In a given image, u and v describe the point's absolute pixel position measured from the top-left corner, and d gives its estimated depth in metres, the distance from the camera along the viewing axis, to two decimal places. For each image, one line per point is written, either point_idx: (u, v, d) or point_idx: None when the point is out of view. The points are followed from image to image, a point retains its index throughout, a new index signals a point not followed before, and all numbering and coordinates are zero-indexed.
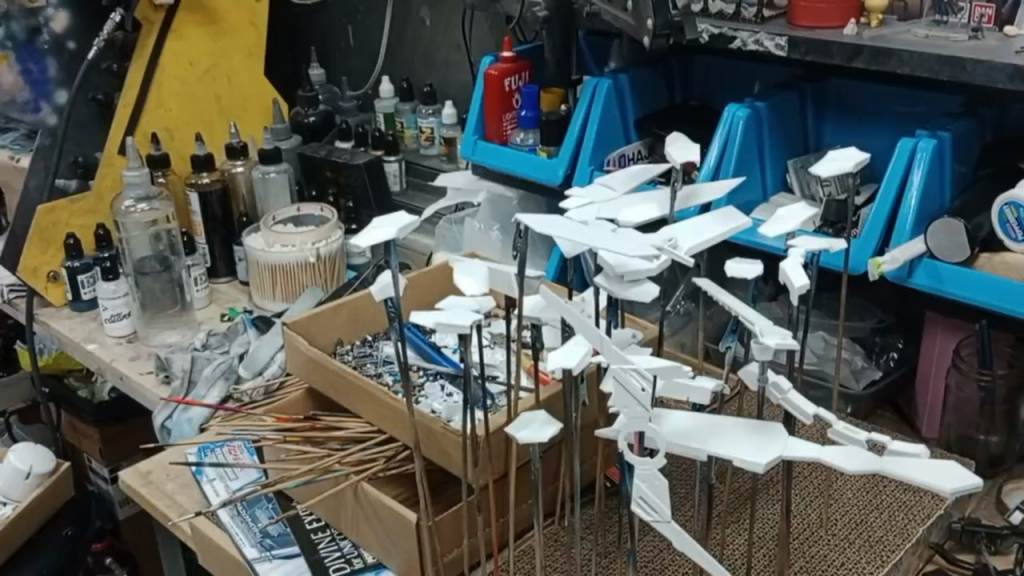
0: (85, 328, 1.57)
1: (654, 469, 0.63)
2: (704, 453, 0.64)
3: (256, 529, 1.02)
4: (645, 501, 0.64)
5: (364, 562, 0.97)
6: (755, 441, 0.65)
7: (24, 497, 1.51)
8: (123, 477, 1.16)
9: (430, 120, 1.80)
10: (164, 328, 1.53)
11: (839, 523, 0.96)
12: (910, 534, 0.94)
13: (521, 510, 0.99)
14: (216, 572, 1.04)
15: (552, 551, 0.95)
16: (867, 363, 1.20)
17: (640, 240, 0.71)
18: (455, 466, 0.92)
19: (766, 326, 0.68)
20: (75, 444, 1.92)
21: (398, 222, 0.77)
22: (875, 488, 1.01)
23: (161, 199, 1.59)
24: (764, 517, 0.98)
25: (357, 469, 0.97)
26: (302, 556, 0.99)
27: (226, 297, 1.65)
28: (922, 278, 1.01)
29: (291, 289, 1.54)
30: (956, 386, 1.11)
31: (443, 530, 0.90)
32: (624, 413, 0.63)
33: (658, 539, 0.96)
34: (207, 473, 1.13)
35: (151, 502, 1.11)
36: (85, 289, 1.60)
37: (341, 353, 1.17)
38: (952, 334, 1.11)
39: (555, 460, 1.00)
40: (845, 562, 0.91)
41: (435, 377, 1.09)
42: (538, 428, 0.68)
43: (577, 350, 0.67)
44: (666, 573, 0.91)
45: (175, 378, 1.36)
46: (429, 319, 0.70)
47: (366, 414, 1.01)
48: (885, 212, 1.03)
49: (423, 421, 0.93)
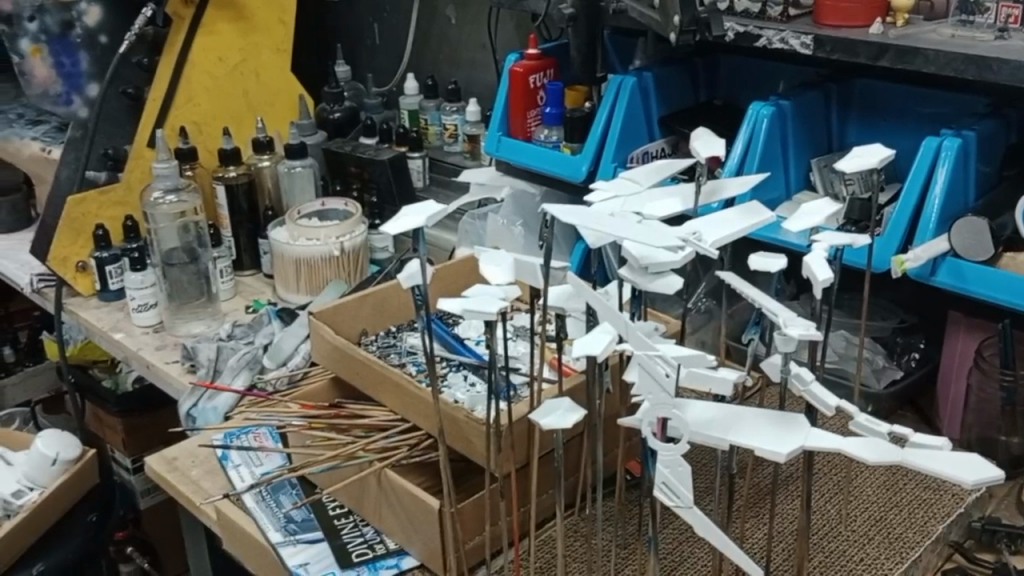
0: (113, 318, 1.59)
1: (676, 455, 0.65)
2: (727, 442, 0.65)
3: (280, 514, 1.03)
4: (667, 486, 0.65)
5: (386, 548, 0.98)
6: (777, 430, 0.66)
7: (50, 483, 1.53)
8: (150, 463, 1.17)
9: (454, 118, 1.82)
10: (190, 318, 1.55)
11: (859, 520, 0.96)
12: (930, 531, 0.94)
13: (543, 499, 1.01)
14: (240, 557, 1.05)
15: (572, 541, 0.97)
16: (889, 363, 1.20)
17: (665, 232, 0.73)
18: (478, 455, 0.93)
19: (789, 317, 0.70)
20: (98, 434, 1.96)
21: (425, 210, 0.78)
22: (895, 485, 1.01)
23: (190, 191, 1.61)
24: (784, 512, 0.98)
25: (381, 457, 0.99)
26: (325, 542, 0.99)
27: (251, 290, 1.67)
28: (944, 276, 1.01)
29: (315, 282, 1.55)
30: (977, 386, 1.11)
31: (464, 516, 0.92)
32: (648, 399, 0.65)
33: (679, 530, 0.96)
34: (233, 459, 1.14)
35: (174, 485, 1.12)
36: (113, 280, 1.63)
37: (366, 343, 1.19)
38: (973, 335, 1.12)
39: (578, 453, 1.01)
40: (865, 558, 0.91)
41: (458, 367, 1.10)
42: (561, 414, 0.69)
43: (600, 338, 0.67)
44: (685, 564, 0.92)
45: (201, 367, 1.39)
46: (456, 305, 0.72)
47: (390, 402, 1.02)
48: (908, 210, 1.03)
49: (447, 410, 0.94)
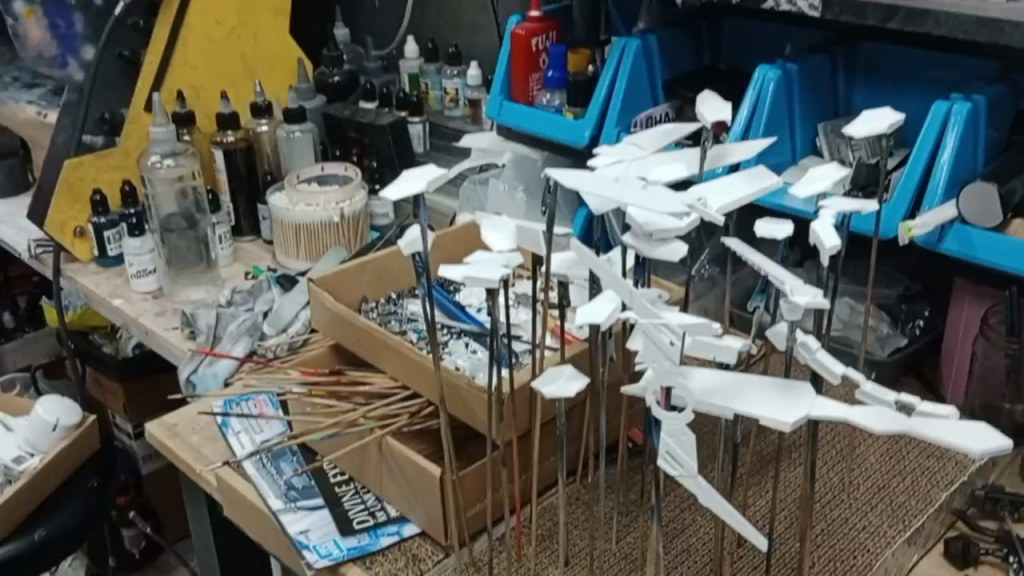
0: (112, 284, 1.58)
1: (681, 424, 0.64)
2: (732, 412, 0.64)
3: (280, 481, 1.02)
4: (672, 456, 0.65)
5: (387, 516, 0.98)
6: (782, 398, 0.65)
7: (52, 449, 1.53)
8: (150, 429, 1.17)
9: (455, 81, 1.80)
10: (190, 284, 1.54)
11: (862, 488, 0.96)
12: (933, 499, 0.94)
13: (544, 467, 1.00)
14: (240, 523, 1.05)
15: (574, 509, 0.96)
16: (893, 330, 1.19)
17: (670, 197, 0.71)
18: (479, 423, 0.93)
19: (796, 285, 0.69)
20: (99, 399, 1.97)
21: (426, 175, 0.77)
22: (898, 453, 1.00)
23: (187, 155, 1.59)
24: (787, 481, 0.97)
25: (381, 424, 0.98)
26: (326, 509, 0.99)
27: (250, 256, 1.64)
28: (951, 243, 1.00)
29: (314, 248, 1.54)
30: (983, 354, 1.10)
31: (466, 484, 0.91)
32: (653, 366, 0.64)
33: (681, 498, 0.96)
34: (234, 426, 1.12)
35: (175, 452, 1.12)
36: (110, 246, 1.61)
37: (367, 309, 1.17)
38: (979, 303, 1.11)
39: (580, 421, 1.00)
40: (867, 525, 0.91)
41: (460, 335, 1.10)
42: (565, 383, 0.68)
43: (604, 306, 0.67)
44: (687, 532, 0.92)
45: (200, 333, 1.38)
46: (458, 272, 0.72)
47: (391, 370, 1.02)
48: (916, 176, 1.02)
49: (449, 377, 0.94)
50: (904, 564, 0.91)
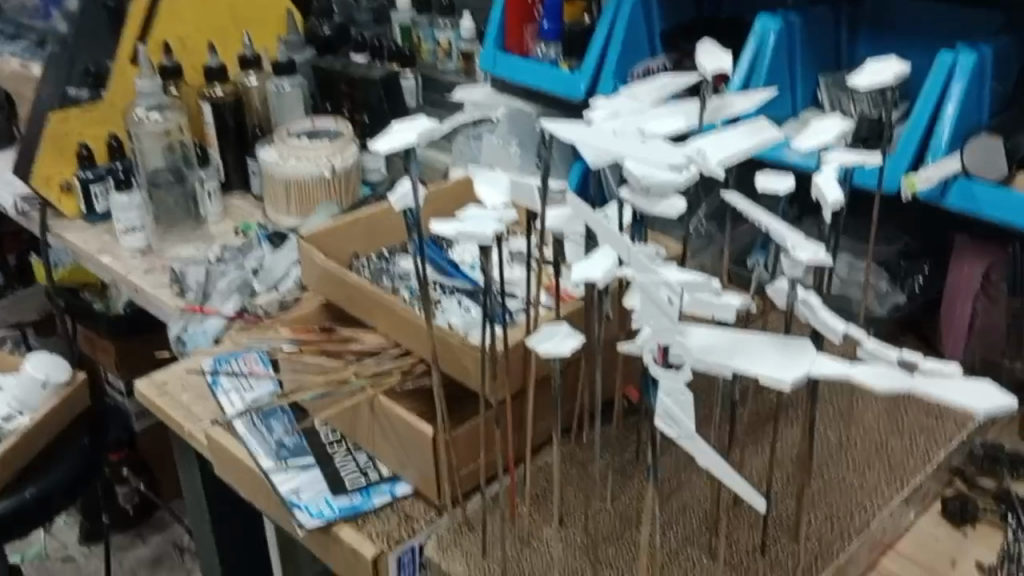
0: (100, 240, 1.55)
1: (679, 383, 0.63)
2: (731, 369, 0.63)
3: (271, 440, 1.01)
4: (669, 414, 0.64)
5: (379, 475, 0.96)
6: (782, 356, 0.63)
7: (42, 407, 1.52)
8: (139, 386, 1.15)
9: (448, 34, 1.75)
10: (178, 242, 1.52)
11: (859, 447, 0.94)
12: (931, 458, 0.93)
13: (539, 426, 0.99)
14: (231, 482, 1.03)
15: (568, 468, 0.95)
16: (892, 287, 1.17)
17: (668, 150, 0.69)
18: (472, 381, 0.91)
19: (798, 241, 0.67)
20: (91, 356, 1.95)
21: (416, 127, 0.74)
22: (896, 411, 0.99)
23: (174, 109, 1.55)
24: (785, 439, 0.96)
25: (373, 383, 0.97)
26: (318, 468, 0.97)
27: (239, 211, 1.62)
28: (954, 199, 0.98)
29: (305, 203, 1.51)
30: (984, 312, 1.10)
31: (458, 444, 0.90)
32: (651, 324, 0.63)
33: (677, 456, 0.95)
34: (223, 384, 1.10)
35: (165, 411, 1.10)
36: (98, 202, 1.58)
37: (358, 266, 1.15)
38: (981, 259, 1.08)
39: (575, 379, 0.98)
40: (865, 485, 0.90)
41: (453, 293, 1.08)
42: (560, 340, 0.67)
43: (602, 264, 0.66)
44: (683, 491, 0.90)
45: (190, 290, 1.36)
46: (450, 228, 0.70)
47: (382, 327, 1.00)
48: (920, 130, 1.00)
49: (441, 335, 0.92)
50: (902, 523, 0.90)
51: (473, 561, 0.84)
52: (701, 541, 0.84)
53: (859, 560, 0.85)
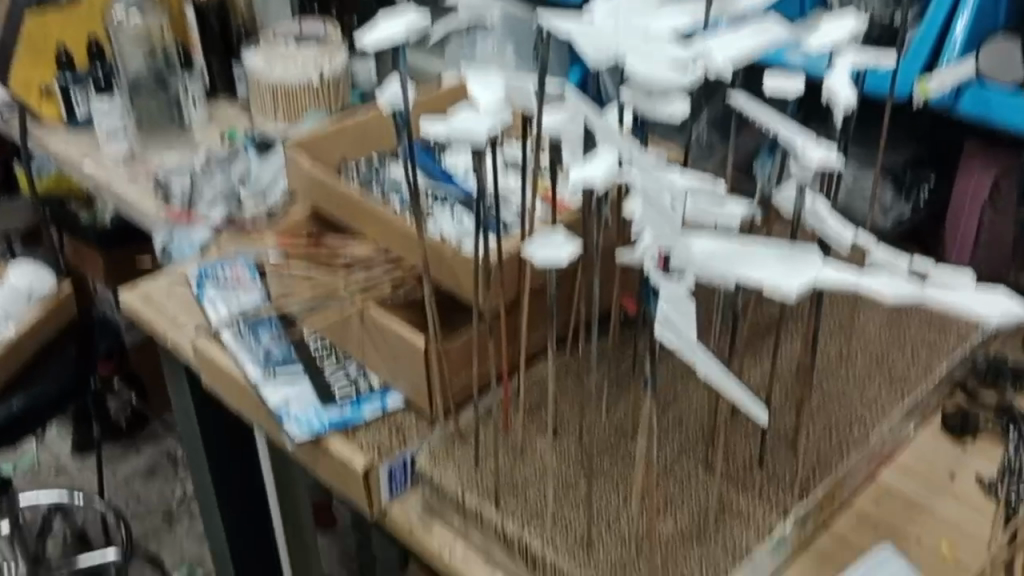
0: (81, 146, 1.50)
1: (680, 291, 0.60)
2: (733, 279, 0.60)
3: (259, 348, 0.98)
4: (670, 324, 0.60)
5: (370, 386, 0.94)
6: (787, 264, 0.60)
7: (25, 315, 1.53)
8: (123, 296, 1.12)
9: None
10: (162, 148, 1.47)
11: (859, 359, 0.93)
12: (932, 371, 0.91)
13: (533, 337, 0.96)
14: (219, 393, 1.01)
15: (564, 379, 0.93)
16: (896, 199, 1.14)
17: (672, 47, 0.65)
18: (465, 292, 0.88)
19: (807, 142, 0.63)
20: (79, 268, 1.92)
21: (405, 22, 0.70)
22: (899, 323, 0.97)
23: (153, 10, 1.51)
24: (785, 351, 0.94)
25: (364, 292, 0.95)
26: (307, 379, 0.95)
27: (226, 117, 1.56)
28: (967, 105, 0.94)
29: (293, 109, 1.46)
30: (991, 224, 1.08)
31: (451, 355, 0.88)
32: (652, 229, 0.60)
33: (676, 367, 0.93)
34: (209, 293, 1.07)
35: (151, 321, 1.07)
36: (78, 106, 1.53)
37: (347, 172, 1.11)
38: (990, 169, 1.05)
39: (571, 289, 0.96)
40: (865, 397, 0.88)
41: (445, 201, 1.04)
42: (557, 248, 0.64)
43: (601, 165, 0.63)
44: (681, 402, 0.89)
45: (174, 199, 1.32)
46: (441, 128, 0.67)
47: (372, 236, 0.97)
48: (932, 34, 0.96)
49: (433, 244, 0.89)
50: (901, 435, 0.89)
51: (465, 472, 0.83)
52: (697, 452, 0.83)
53: (857, 473, 0.85)
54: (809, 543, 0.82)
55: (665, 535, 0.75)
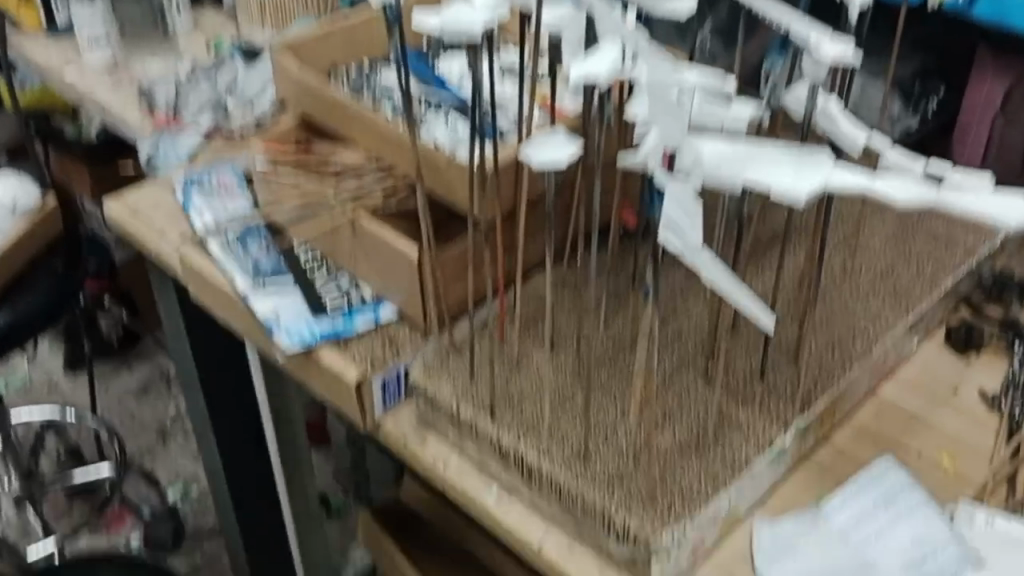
0: (62, 54, 1.45)
1: (686, 192, 0.58)
2: (740, 182, 0.58)
3: (247, 258, 0.95)
4: (673, 226, 0.59)
5: (362, 297, 0.92)
6: (796, 164, 0.58)
7: (11, 227, 1.49)
8: (107, 206, 1.08)
9: None
10: (146, 57, 1.42)
11: (864, 271, 0.90)
12: (938, 284, 0.89)
13: (530, 248, 0.94)
14: (207, 305, 0.99)
15: (562, 291, 0.90)
16: (904, 111, 1.11)
17: None
18: (460, 201, 0.85)
19: (823, 39, 0.60)
20: (66, 182, 1.88)
21: None
22: (905, 236, 0.95)
23: None
24: (791, 263, 0.92)
25: (355, 201, 0.92)
26: (297, 289, 0.92)
27: (212, 24, 1.50)
28: (981, 9, 0.94)
29: (281, 16, 1.41)
30: (1001, 136, 1.06)
31: (445, 266, 0.86)
32: (657, 128, 0.58)
33: (676, 279, 0.90)
34: (196, 204, 1.03)
35: (136, 232, 1.04)
36: (58, 13, 1.47)
37: (337, 78, 1.07)
38: (1004, 76, 1.03)
39: (570, 200, 0.93)
40: (869, 309, 0.86)
41: (439, 108, 1.00)
42: (557, 149, 0.62)
43: (604, 60, 0.59)
44: (681, 314, 0.86)
45: (159, 108, 1.28)
46: (434, 21, 0.63)
47: (364, 143, 0.93)
48: None
49: (427, 151, 0.86)
50: (904, 349, 0.88)
51: (460, 384, 0.81)
52: (697, 364, 0.81)
53: (859, 385, 0.83)
54: (809, 456, 0.81)
55: (664, 447, 0.74)
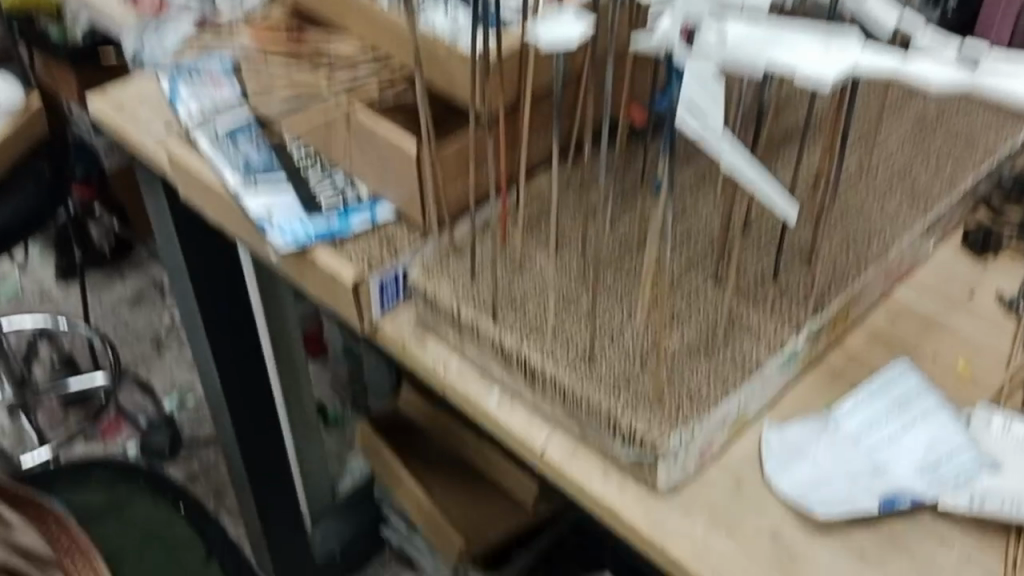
0: None
1: (707, 72, 0.54)
2: (763, 64, 0.53)
3: (237, 154, 0.92)
4: (694, 109, 0.55)
5: (358, 195, 0.88)
6: (824, 42, 0.54)
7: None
8: (91, 102, 1.04)
9: None
10: None
11: (881, 170, 0.87)
12: (957, 183, 0.86)
13: (534, 145, 0.90)
14: (198, 204, 0.96)
15: (567, 190, 0.87)
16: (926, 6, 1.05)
17: None
18: (461, 93, 0.81)
19: None
20: (51, 85, 1.82)
21: None
22: (924, 135, 0.91)
23: None
24: (805, 161, 0.88)
25: (351, 93, 0.88)
26: (290, 186, 0.89)
27: None
28: None
29: None
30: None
31: (446, 161, 0.82)
32: None
33: (687, 178, 0.87)
34: (183, 96, 0.97)
35: (123, 129, 1.00)
36: None
37: None
38: None
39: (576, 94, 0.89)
40: (886, 208, 0.83)
41: None
42: (565, 29, 0.57)
43: None
44: (691, 213, 0.83)
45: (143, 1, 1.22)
46: None
47: (360, 32, 0.89)
48: None
49: (426, 40, 0.81)
50: (920, 251, 0.85)
51: (461, 284, 0.78)
52: (707, 264, 0.78)
53: (874, 287, 0.81)
54: (819, 360, 0.79)
55: (673, 349, 0.71)
